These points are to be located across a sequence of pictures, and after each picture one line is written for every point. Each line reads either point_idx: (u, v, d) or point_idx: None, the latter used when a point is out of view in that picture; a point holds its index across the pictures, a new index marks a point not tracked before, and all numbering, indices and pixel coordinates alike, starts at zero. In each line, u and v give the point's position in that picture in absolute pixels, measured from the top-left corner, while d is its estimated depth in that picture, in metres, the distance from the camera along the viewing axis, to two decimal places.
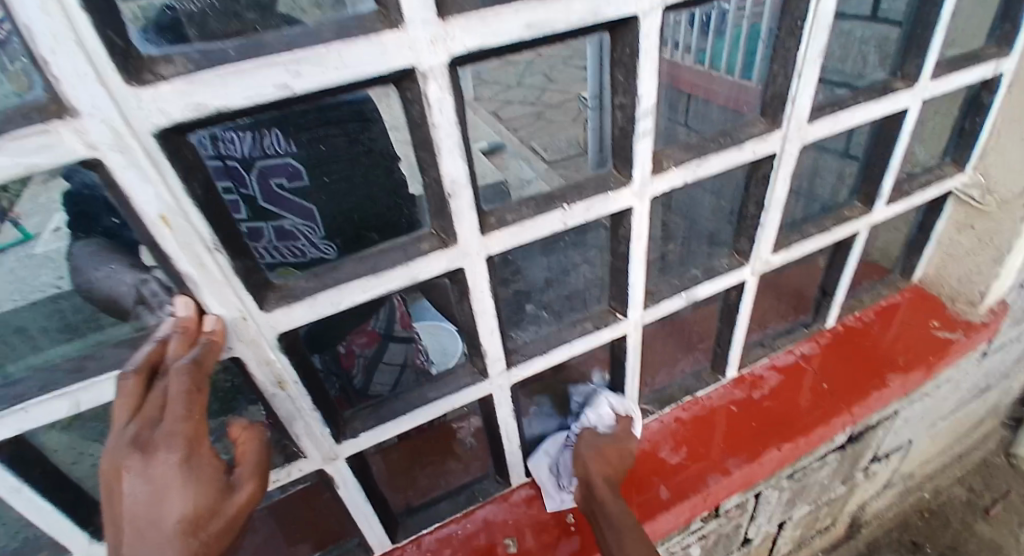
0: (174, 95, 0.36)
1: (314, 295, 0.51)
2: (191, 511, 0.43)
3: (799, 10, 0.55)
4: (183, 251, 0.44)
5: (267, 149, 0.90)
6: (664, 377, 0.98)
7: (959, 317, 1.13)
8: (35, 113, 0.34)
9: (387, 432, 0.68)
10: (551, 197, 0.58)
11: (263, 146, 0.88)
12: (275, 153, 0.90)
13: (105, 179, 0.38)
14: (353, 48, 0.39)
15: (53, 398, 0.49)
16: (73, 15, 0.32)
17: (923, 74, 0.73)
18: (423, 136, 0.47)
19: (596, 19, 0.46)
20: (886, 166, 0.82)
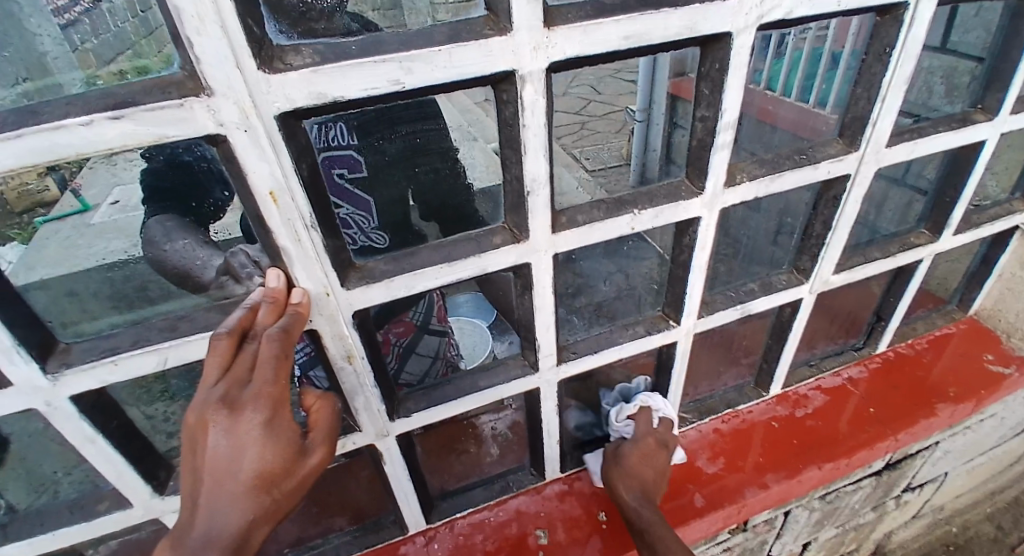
0: (299, 82, 0.40)
1: (392, 278, 0.54)
2: (268, 468, 0.46)
3: (890, 36, 0.56)
4: (285, 227, 0.47)
5: (331, 140, 0.84)
6: (706, 389, 0.99)
7: (1015, 353, 1.09)
8: (175, 90, 0.38)
9: (438, 415, 0.70)
10: (622, 202, 0.59)
11: (329, 138, 0.83)
12: (339, 145, 0.85)
13: (226, 154, 0.42)
14: (462, 50, 0.42)
15: (146, 352, 0.50)
16: (221, 3, 0.35)
17: (1004, 107, 0.72)
18: (511, 135, 0.49)
19: (692, 34, 0.47)
20: (957, 196, 0.81)
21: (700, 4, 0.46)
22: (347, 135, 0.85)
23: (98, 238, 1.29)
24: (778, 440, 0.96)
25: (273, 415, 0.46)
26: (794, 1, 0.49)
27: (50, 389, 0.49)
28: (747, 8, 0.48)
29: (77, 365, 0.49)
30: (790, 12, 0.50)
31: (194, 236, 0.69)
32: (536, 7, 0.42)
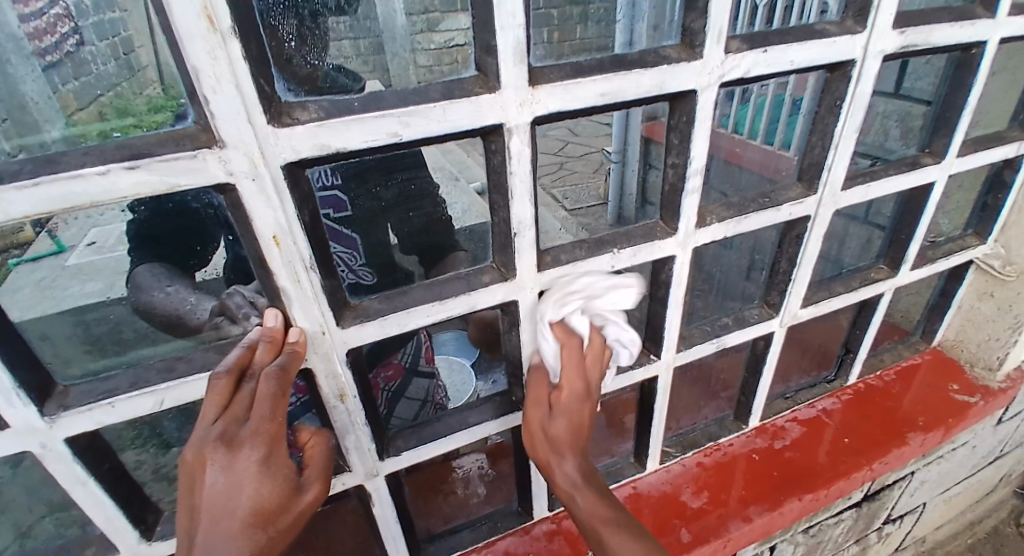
0: (305, 135, 0.43)
1: (386, 316, 0.56)
2: (263, 505, 0.47)
3: (838, 91, 0.62)
4: (285, 268, 0.49)
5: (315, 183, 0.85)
6: (688, 422, 1.04)
7: (978, 382, 1.14)
8: (188, 141, 0.41)
9: (428, 453, 0.71)
10: (603, 242, 0.63)
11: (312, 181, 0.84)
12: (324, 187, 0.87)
13: (233, 201, 0.44)
14: (455, 106, 0.46)
15: (142, 394, 0.50)
16: (235, 65, 0.39)
17: (949, 151, 0.79)
18: (499, 181, 0.53)
19: (662, 91, 0.52)
20: (912, 233, 0.87)
21: (668, 65, 0.51)
22: (330, 176, 0.86)
23: (76, 279, 1.29)
24: (760, 472, 0.98)
25: (270, 452, 0.47)
26: (751, 62, 0.54)
27: (47, 430, 0.49)
28: (710, 68, 0.53)
29: (76, 407, 0.49)
30: (748, 71, 0.55)
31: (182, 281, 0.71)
32: (523, 68, 0.46)
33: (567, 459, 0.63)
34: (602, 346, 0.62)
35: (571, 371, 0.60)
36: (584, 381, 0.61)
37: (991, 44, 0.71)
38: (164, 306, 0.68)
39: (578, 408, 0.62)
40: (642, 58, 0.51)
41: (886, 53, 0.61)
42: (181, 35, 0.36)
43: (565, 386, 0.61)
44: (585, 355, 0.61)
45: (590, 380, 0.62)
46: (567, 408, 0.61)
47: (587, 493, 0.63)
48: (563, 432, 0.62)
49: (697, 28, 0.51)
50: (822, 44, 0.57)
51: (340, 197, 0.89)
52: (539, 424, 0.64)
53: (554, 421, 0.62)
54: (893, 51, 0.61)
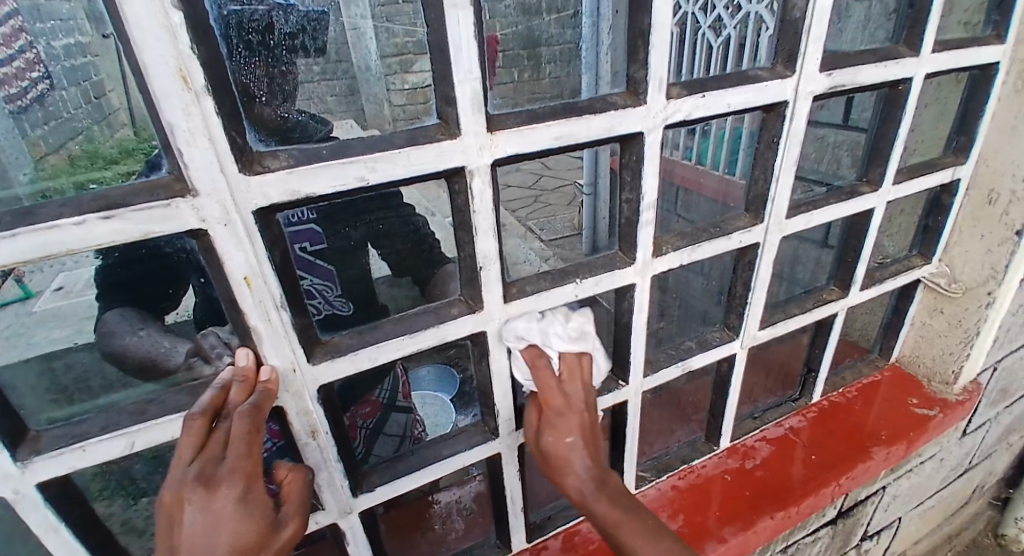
0: (276, 181, 0.45)
1: (356, 352, 0.57)
2: (241, 542, 0.46)
3: (775, 128, 0.68)
4: (256, 308, 0.50)
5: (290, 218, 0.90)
6: (661, 446, 1.06)
7: (937, 395, 1.19)
8: (162, 192, 0.43)
9: (402, 488, 0.71)
10: (566, 273, 0.67)
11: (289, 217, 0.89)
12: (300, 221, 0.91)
13: (206, 245, 0.46)
14: (417, 151, 0.49)
15: (114, 437, 0.51)
16: (208, 119, 0.41)
17: (886, 179, 0.84)
18: (463, 219, 0.56)
19: (612, 133, 0.56)
20: (858, 256, 0.92)
21: (615, 110, 0.56)
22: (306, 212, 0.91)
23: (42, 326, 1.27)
24: (733, 493, 1.00)
25: (247, 489, 0.48)
26: (691, 106, 0.59)
27: (18, 477, 0.49)
28: (654, 112, 0.58)
29: (46, 452, 0.50)
30: (690, 113, 0.60)
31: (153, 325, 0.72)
32: (480, 116, 0.50)
33: (573, 473, 0.66)
34: (574, 365, 0.64)
35: (546, 389, 0.64)
36: (567, 396, 0.64)
37: (916, 81, 0.77)
38: (134, 347, 0.69)
39: (568, 428, 0.65)
40: (592, 104, 0.56)
41: (816, 94, 0.67)
42: (157, 94, 0.39)
43: (547, 404, 0.64)
44: (560, 376, 0.64)
45: (569, 396, 0.64)
46: (557, 428, 0.65)
47: (603, 501, 0.65)
48: (567, 445, 0.65)
49: (640, 78, 0.56)
50: (755, 88, 0.62)
51: (316, 230, 0.93)
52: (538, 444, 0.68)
53: (546, 441, 0.66)
54: (822, 92, 0.67)
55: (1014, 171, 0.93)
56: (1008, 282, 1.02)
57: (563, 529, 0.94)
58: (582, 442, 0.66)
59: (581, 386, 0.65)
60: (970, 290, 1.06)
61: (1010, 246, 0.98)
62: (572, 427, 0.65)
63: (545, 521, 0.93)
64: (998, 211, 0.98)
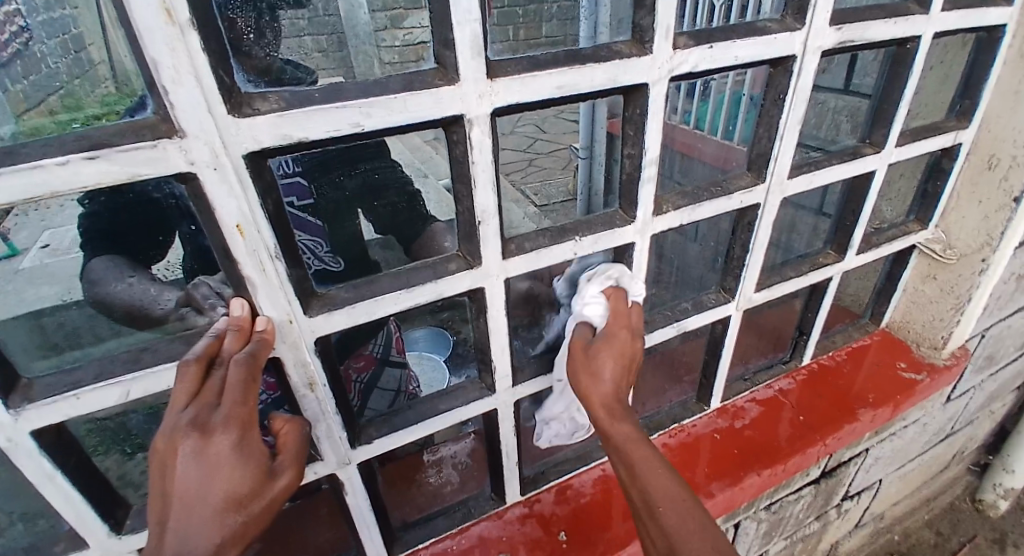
0: (267, 125, 0.44)
1: (352, 305, 0.57)
2: (235, 490, 0.47)
3: (781, 85, 0.66)
4: (249, 257, 0.49)
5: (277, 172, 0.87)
6: (653, 405, 1.08)
7: (925, 360, 1.21)
8: (149, 132, 0.41)
9: (398, 441, 0.72)
10: (565, 230, 0.66)
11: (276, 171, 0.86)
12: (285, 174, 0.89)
13: (195, 191, 0.45)
14: (416, 96, 0.47)
15: (107, 385, 0.50)
16: (194, 54, 0.39)
17: (888, 141, 0.83)
18: (462, 172, 0.55)
19: (615, 84, 0.55)
20: (856, 220, 0.92)
21: (619, 60, 0.54)
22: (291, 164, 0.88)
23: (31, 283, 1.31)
24: (722, 451, 1.02)
25: (242, 437, 0.47)
26: (697, 57, 0.57)
27: (11, 425, 0.49)
28: (659, 63, 0.56)
29: (40, 400, 0.49)
30: (696, 65, 0.58)
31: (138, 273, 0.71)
32: (481, 62, 0.48)
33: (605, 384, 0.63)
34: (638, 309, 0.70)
35: (620, 311, 0.68)
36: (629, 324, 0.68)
37: (924, 40, 0.75)
38: (119, 296, 0.68)
39: (623, 341, 0.66)
40: (595, 53, 0.54)
41: (824, 50, 0.65)
42: (139, 27, 0.37)
43: (617, 323, 0.67)
44: (629, 310, 0.70)
45: (634, 328, 0.69)
46: (612, 344, 0.65)
47: (625, 425, 0.61)
48: (616, 360, 0.64)
49: (646, 24, 0.54)
50: (763, 41, 0.60)
51: (304, 185, 0.92)
52: (581, 351, 0.66)
53: (597, 343, 0.65)
54: (830, 47, 0.65)
55: (1015, 137, 0.92)
56: (1002, 249, 1.02)
57: (556, 484, 0.96)
58: (629, 368, 0.65)
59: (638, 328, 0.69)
60: (965, 256, 1.07)
61: (1006, 213, 0.98)
62: (625, 348, 0.65)
63: (538, 476, 0.95)
64: (998, 177, 0.97)
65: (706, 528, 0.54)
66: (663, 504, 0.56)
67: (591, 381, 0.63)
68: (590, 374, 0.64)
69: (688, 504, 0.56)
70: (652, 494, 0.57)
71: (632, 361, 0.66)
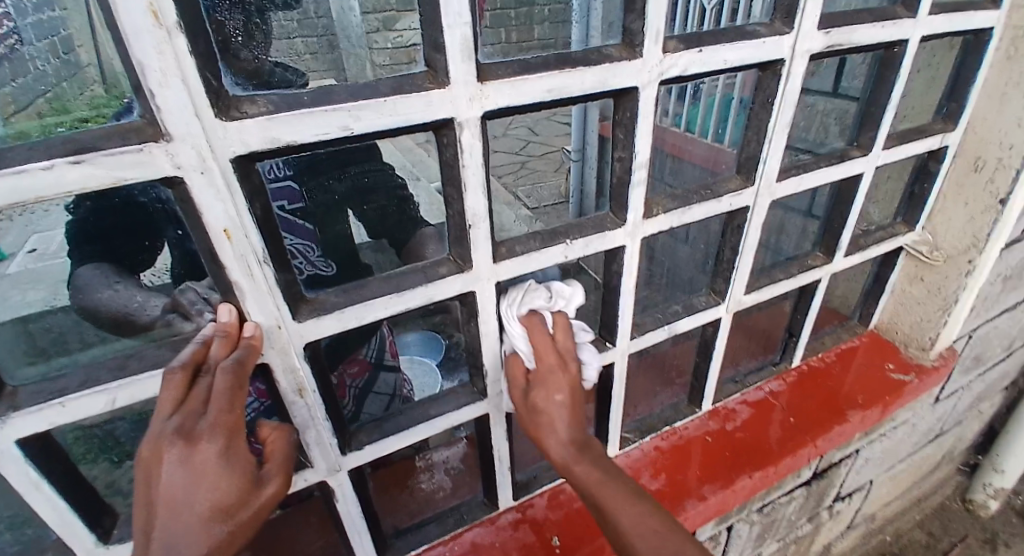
0: (256, 129, 0.43)
1: (342, 309, 0.56)
2: (221, 500, 0.46)
3: (770, 88, 0.67)
4: (237, 262, 0.48)
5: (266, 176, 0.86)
6: (645, 408, 1.07)
7: (913, 361, 1.22)
8: (135, 135, 0.40)
9: (389, 447, 0.71)
10: (556, 233, 0.66)
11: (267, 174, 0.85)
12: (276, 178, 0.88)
13: (182, 195, 0.44)
14: (405, 99, 0.47)
15: (93, 392, 0.49)
16: (181, 57, 0.39)
17: (876, 144, 0.84)
18: (453, 175, 0.55)
19: (605, 88, 0.55)
20: (845, 222, 0.92)
21: (610, 63, 0.54)
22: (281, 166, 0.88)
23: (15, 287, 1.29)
24: (714, 454, 1.02)
25: (228, 445, 0.47)
26: (687, 61, 0.58)
27: None
28: (649, 66, 0.56)
29: (23, 408, 0.48)
30: (685, 69, 0.58)
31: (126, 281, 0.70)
32: (471, 64, 0.48)
33: (556, 434, 0.65)
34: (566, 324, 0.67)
35: (543, 346, 0.65)
36: (561, 351, 0.66)
37: (910, 45, 0.76)
38: (105, 303, 0.68)
39: (557, 379, 0.65)
40: (585, 56, 0.54)
41: (812, 53, 0.66)
42: (125, 29, 0.36)
43: (541, 361, 0.65)
44: (552, 334, 0.66)
45: (563, 352, 0.66)
46: (545, 386, 0.65)
47: (584, 464, 0.64)
48: (555, 404, 0.65)
49: (636, 29, 0.54)
50: (751, 44, 0.61)
51: (296, 188, 0.91)
52: (524, 401, 0.67)
53: (534, 392, 0.65)
54: (818, 51, 0.66)
55: (1000, 140, 0.93)
56: (988, 251, 1.03)
57: (548, 488, 0.96)
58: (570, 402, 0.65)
59: (570, 347, 0.67)
60: (952, 258, 1.08)
61: (991, 215, 0.99)
62: (564, 384, 0.65)
63: (531, 480, 0.95)
64: (983, 179, 0.98)
65: (675, 546, 0.57)
66: (632, 534, 0.58)
67: (545, 432, 0.66)
68: (540, 425, 0.66)
69: (658, 532, 0.58)
70: (622, 523, 0.60)
71: (575, 394, 0.65)
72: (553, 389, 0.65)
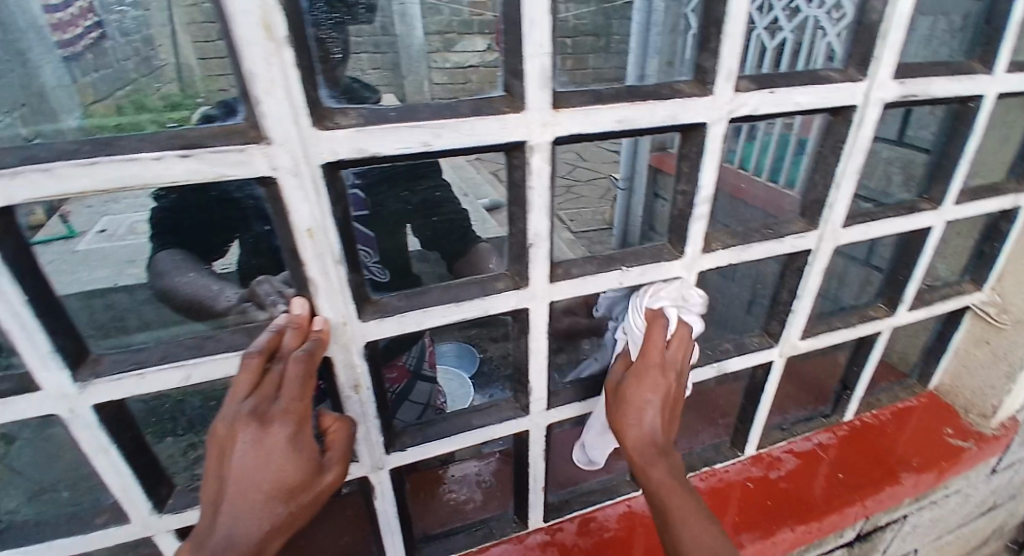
0: (345, 139, 0.47)
1: (403, 313, 0.59)
2: (286, 480, 0.50)
3: (841, 134, 0.66)
4: (316, 260, 0.52)
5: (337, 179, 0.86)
6: (685, 445, 1.06)
7: (972, 428, 1.15)
8: (239, 137, 0.45)
9: (430, 451, 0.73)
10: (613, 259, 0.67)
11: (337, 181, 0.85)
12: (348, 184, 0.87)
13: (274, 194, 0.48)
14: (483, 121, 0.50)
15: (172, 367, 0.54)
16: (288, 70, 0.43)
17: (947, 198, 0.82)
18: (518, 195, 0.57)
19: (675, 122, 0.56)
20: (910, 275, 0.89)
21: (680, 98, 0.56)
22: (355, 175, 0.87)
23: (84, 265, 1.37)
24: (753, 501, 0.99)
25: (297, 430, 0.51)
26: (758, 101, 0.58)
27: (78, 396, 0.53)
28: (720, 104, 0.57)
29: (108, 375, 0.53)
30: (755, 109, 0.59)
31: (198, 269, 0.76)
32: (547, 92, 0.51)
33: (642, 428, 0.65)
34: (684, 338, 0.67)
35: (655, 348, 0.65)
36: (669, 358, 0.66)
37: (987, 100, 0.75)
38: (181, 290, 0.73)
39: (657, 383, 0.65)
40: (657, 90, 0.56)
41: (886, 101, 0.65)
42: (241, 42, 0.41)
43: (647, 357, 0.65)
44: (668, 343, 0.66)
45: (670, 362, 0.66)
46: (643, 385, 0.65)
47: (660, 468, 0.65)
48: (648, 404, 0.65)
49: (709, 66, 0.55)
50: (823, 89, 0.61)
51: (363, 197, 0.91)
52: (618, 389, 0.67)
53: (630, 385, 0.65)
54: (893, 99, 0.65)
55: None
56: None
57: (579, 514, 0.95)
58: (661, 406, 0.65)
59: (679, 361, 0.66)
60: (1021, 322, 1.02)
61: None
62: (661, 390, 0.65)
63: (562, 504, 0.94)
64: None
65: None
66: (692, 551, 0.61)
67: (631, 421, 0.65)
68: (630, 413, 0.65)
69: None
70: (683, 535, 0.62)
71: (669, 401, 0.66)
72: (650, 391, 0.65)
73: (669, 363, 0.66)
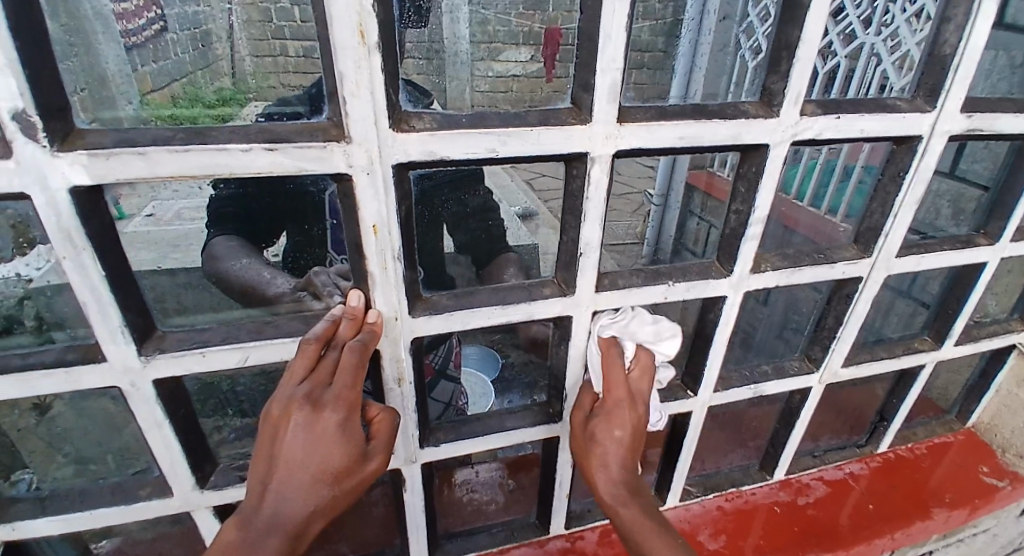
0: (418, 141, 0.49)
1: (452, 313, 0.61)
2: (333, 465, 0.51)
3: (903, 163, 0.66)
4: (377, 255, 0.54)
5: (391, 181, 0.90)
6: (712, 465, 1.05)
7: (1009, 468, 1.12)
8: (321, 134, 0.47)
9: (463, 450, 0.75)
10: (660, 273, 0.67)
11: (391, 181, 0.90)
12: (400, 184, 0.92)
13: (346, 190, 0.50)
14: (550, 131, 0.51)
15: (232, 348, 0.56)
16: (374, 74, 0.45)
17: (1004, 234, 0.80)
18: (574, 205, 0.58)
19: (736, 142, 0.57)
20: (959, 309, 0.88)
21: (744, 119, 0.56)
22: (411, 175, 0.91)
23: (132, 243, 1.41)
24: (779, 526, 0.98)
25: (347, 417, 0.52)
26: (822, 126, 0.58)
27: (142, 370, 0.55)
28: (784, 127, 0.58)
29: (171, 352, 0.55)
30: (819, 133, 0.59)
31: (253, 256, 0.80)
32: (614, 106, 0.51)
33: (609, 469, 0.64)
34: (647, 366, 0.66)
35: (616, 381, 0.63)
36: (633, 390, 0.65)
37: None
38: (234, 274, 0.77)
39: (621, 417, 0.63)
40: (722, 110, 0.56)
41: (952, 134, 0.65)
42: (336, 45, 0.43)
43: (611, 394, 0.63)
44: (631, 370, 0.66)
45: (635, 393, 0.65)
46: (609, 420, 0.64)
47: (633, 506, 0.63)
48: (613, 439, 0.63)
49: (777, 89, 0.56)
50: (890, 117, 0.61)
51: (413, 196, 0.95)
52: (584, 427, 0.66)
53: (596, 423, 0.64)
54: (959, 132, 0.65)
55: None
56: None
57: (601, 524, 0.95)
58: (629, 440, 0.64)
59: (644, 388, 0.65)
60: None
61: None
62: (627, 423, 0.63)
63: (585, 513, 0.94)
64: None
65: None
66: None
67: (596, 460, 0.64)
68: (596, 453, 0.64)
69: None
70: None
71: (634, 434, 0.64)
72: (613, 428, 0.63)
73: (634, 394, 0.65)
